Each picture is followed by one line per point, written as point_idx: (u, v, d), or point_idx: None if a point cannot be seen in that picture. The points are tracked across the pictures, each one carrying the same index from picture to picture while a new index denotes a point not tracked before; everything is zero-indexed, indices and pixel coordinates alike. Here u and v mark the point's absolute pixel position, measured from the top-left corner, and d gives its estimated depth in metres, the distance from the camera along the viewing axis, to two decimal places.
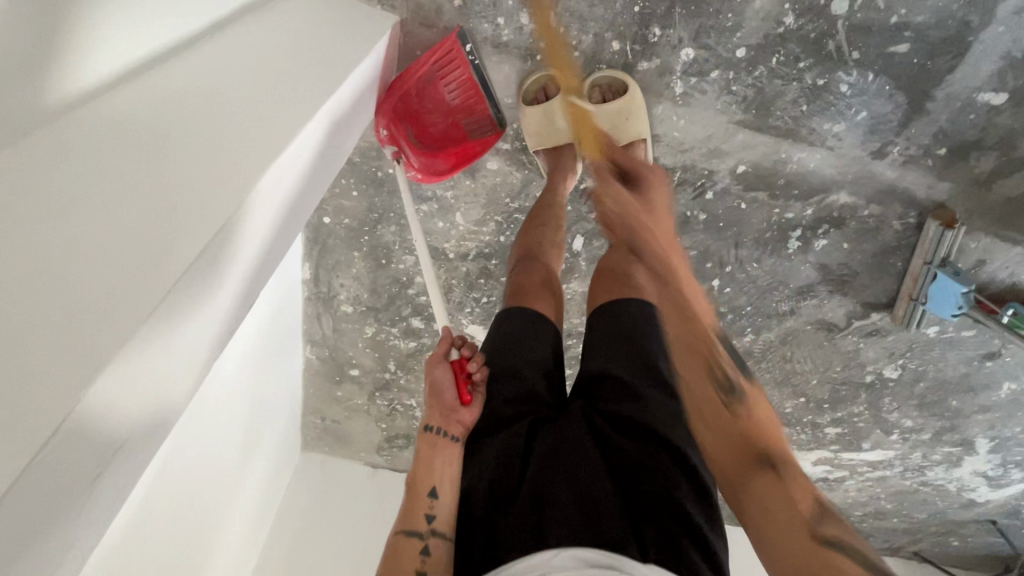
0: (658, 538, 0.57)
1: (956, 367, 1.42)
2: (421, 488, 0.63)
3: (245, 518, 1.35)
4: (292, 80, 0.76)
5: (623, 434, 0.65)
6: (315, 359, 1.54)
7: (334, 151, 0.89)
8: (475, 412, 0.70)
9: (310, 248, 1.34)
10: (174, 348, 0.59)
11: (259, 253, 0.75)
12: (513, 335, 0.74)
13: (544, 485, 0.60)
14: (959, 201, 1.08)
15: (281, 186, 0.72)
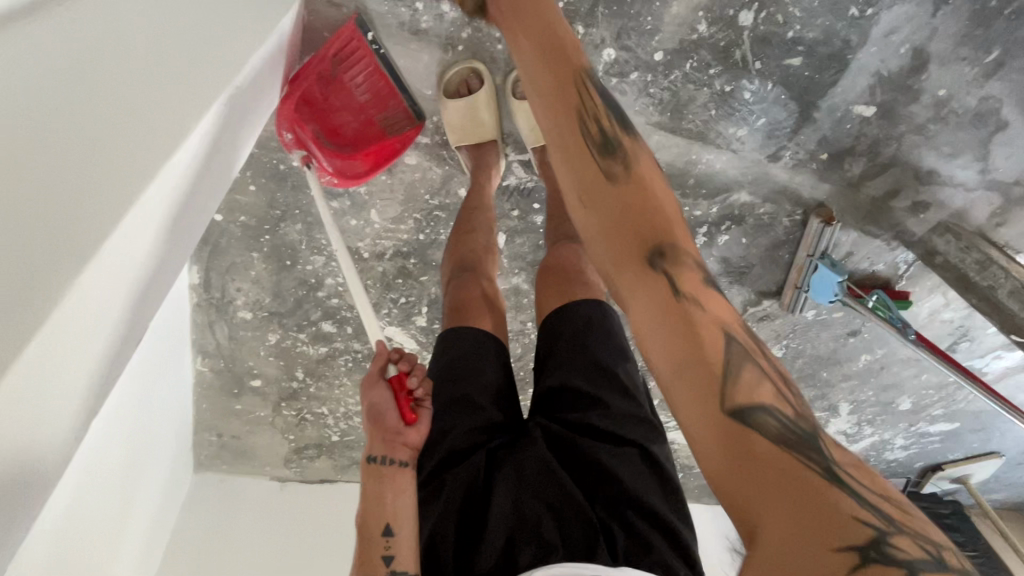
0: (627, 538, 0.56)
1: (828, 344, 1.62)
2: (373, 528, 0.56)
3: (128, 568, 1.16)
4: (178, 59, 0.62)
5: (586, 436, 0.62)
6: (208, 372, 1.37)
7: (231, 149, 0.75)
8: (423, 430, 0.62)
9: (199, 248, 1.18)
10: (57, 386, 0.49)
11: (144, 280, 0.61)
12: (459, 359, 0.68)
13: (512, 510, 0.58)
14: (835, 201, 1.21)
15: (167, 198, 0.59)
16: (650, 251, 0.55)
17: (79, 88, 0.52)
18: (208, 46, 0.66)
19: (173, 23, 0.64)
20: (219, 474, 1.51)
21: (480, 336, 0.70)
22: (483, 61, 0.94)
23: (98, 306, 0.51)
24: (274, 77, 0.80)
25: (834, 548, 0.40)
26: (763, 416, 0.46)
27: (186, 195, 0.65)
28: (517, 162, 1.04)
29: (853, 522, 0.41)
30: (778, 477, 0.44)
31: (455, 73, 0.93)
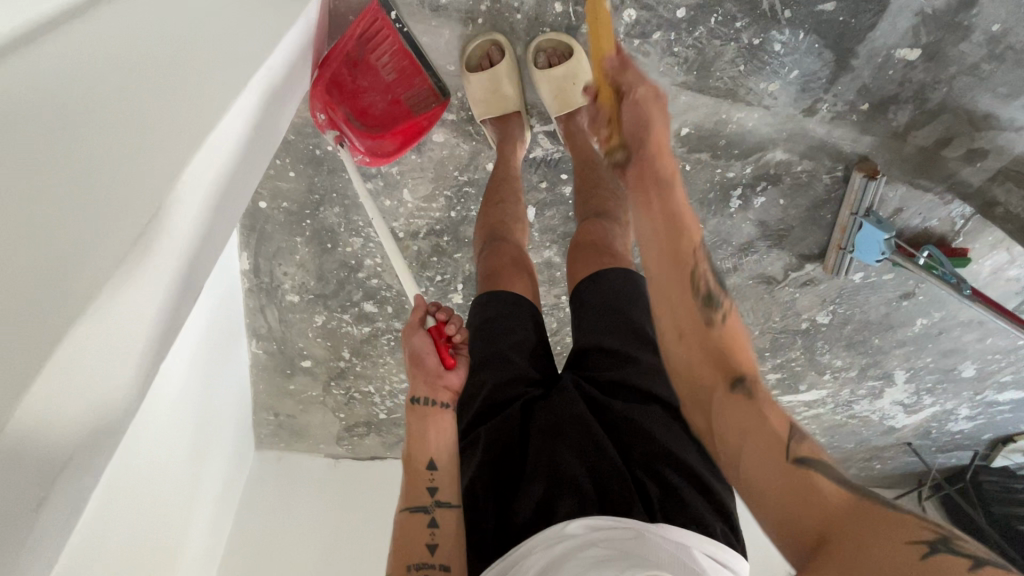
0: (661, 493, 0.57)
1: (878, 308, 1.55)
2: (419, 461, 0.61)
3: (200, 531, 1.27)
4: (210, 53, 0.64)
5: (619, 397, 0.64)
6: (263, 353, 1.46)
7: (261, 145, 0.76)
8: (461, 375, 0.66)
9: (247, 235, 1.24)
10: (126, 341, 0.53)
11: (196, 246, 0.64)
12: (491, 320, 0.70)
13: (546, 463, 0.60)
14: (879, 154, 1.16)
15: (204, 183, 0.60)
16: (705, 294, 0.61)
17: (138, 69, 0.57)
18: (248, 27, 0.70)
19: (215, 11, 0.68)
20: (279, 451, 1.61)
21: (511, 300, 0.72)
22: (504, 33, 0.94)
23: (137, 285, 0.52)
24: (302, 58, 0.83)
25: (908, 540, 0.42)
26: (827, 468, 0.50)
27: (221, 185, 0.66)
28: (543, 134, 1.05)
29: (920, 528, 0.43)
30: (826, 503, 0.47)
31: (476, 47, 0.94)
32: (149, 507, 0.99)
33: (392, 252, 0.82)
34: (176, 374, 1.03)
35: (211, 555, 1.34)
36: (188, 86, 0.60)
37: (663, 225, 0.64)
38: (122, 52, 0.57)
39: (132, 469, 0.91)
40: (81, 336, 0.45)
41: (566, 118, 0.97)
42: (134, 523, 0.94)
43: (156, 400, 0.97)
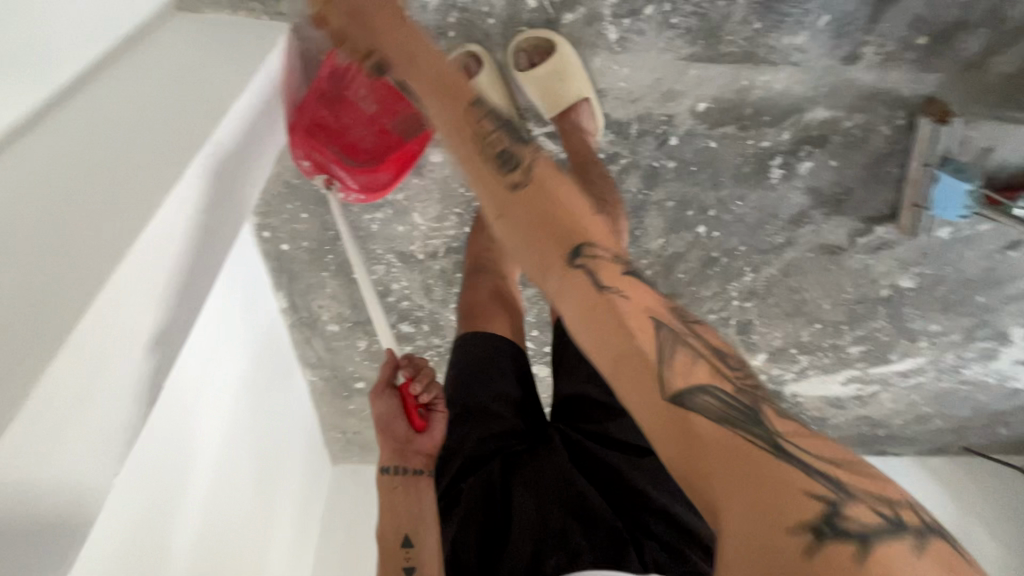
0: (657, 549, 0.57)
1: (977, 264, 1.33)
2: (393, 540, 0.60)
3: (276, 563, 1.30)
4: (156, 124, 0.59)
5: (608, 446, 0.63)
6: (318, 380, 1.52)
7: (231, 203, 0.69)
8: (433, 435, 0.67)
9: (277, 277, 1.27)
10: (79, 435, 0.47)
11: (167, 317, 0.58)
12: (473, 361, 0.68)
13: (534, 520, 0.57)
14: (948, 91, 0.99)
15: (160, 263, 0.55)
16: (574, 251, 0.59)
17: (93, 157, 0.55)
18: (214, 82, 0.66)
19: (177, 76, 0.66)
20: (352, 467, 1.69)
21: (492, 341, 0.70)
22: (479, 41, 0.89)
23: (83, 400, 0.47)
24: (272, 105, 0.77)
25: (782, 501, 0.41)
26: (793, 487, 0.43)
27: (185, 257, 0.60)
28: (543, 136, 0.97)
29: (898, 554, 0.40)
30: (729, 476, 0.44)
31: None
32: (209, 536, 1.02)
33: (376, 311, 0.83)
34: (228, 401, 1.07)
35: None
36: (141, 159, 0.56)
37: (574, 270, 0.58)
38: (72, 156, 0.55)
39: (185, 495, 0.93)
40: (13, 444, 0.40)
41: (560, 117, 0.91)
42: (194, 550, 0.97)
43: (209, 429, 1.01)
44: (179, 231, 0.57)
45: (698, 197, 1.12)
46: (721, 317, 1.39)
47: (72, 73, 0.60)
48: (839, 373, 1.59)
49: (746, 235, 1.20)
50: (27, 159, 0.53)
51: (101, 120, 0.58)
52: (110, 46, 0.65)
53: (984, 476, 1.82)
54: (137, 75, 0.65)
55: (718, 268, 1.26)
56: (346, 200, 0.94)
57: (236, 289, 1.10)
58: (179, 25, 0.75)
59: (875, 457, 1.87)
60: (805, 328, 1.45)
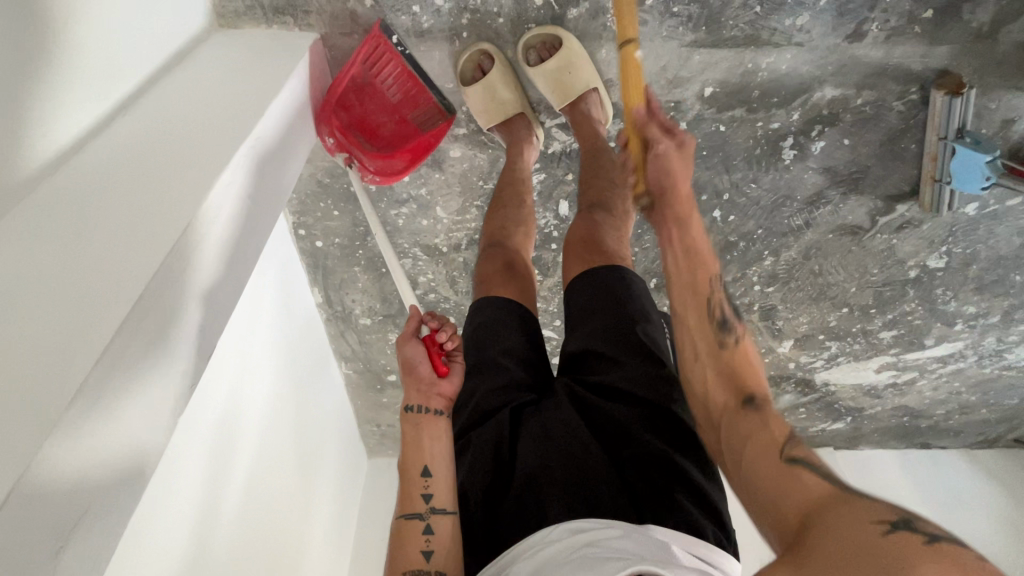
0: (650, 495, 0.61)
1: (1011, 241, 1.29)
2: (413, 469, 0.64)
3: (319, 546, 1.37)
4: (202, 126, 0.68)
5: (610, 400, 0.68)
6: (353, 373, 1.60)
7: (270, 196, 0.76)
8: (455, 382, 0.70)
9: (313, 273, 1.36)
10: (148, 397, 0.53)
11: (217, 298, 0.64)
12: (484, 324, 0.75)
13: (539, 468, 0.63)
14: (961, 63, 0.99)
15: (209, 246, 0.61)
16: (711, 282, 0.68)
17: (146, 159, 0.62)
18: (251, 93, 0.74)
19: (216, 86, 0.74)
20: (388, 457, 1.76)
21: (504, 305, 0.76)
22: (490, 40, 0.94)
23: (151, 355, 0.53)
24: (304, 110, 0.85)
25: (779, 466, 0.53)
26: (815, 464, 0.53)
27: (231, 244, 0.67)
28: (556, 127, 1.03)
29: (871, 523, 0.44)
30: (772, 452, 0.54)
31: (466, 60, 0.94)
32: (253, 509, 1.09)
33: (392, 261, 0.89)
34: (268, 384, 1.15)
35: (336, 560, 1.47)
36: (190, 158, 0.63)
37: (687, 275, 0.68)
38: (130, 157, 0.62)
39: (230, 473, 1.01)
40: (92, 398, 0.46)
41: (571, 107, 0.96)
42: (241, 523, 1.04)
43: (251, 409, 1.08)
44: (227, 214, 0.64)
45: (711, 181, 1.15)
46: (743, 303, 1.41)
47: (127, 87, 0.68)
48: (871, 359, 1.57)
49: (763, 217, 1.21)
50: (92, 162, 0.61)
51: (152, 129, 0.66)
52: (159, 63, 0.74)
53: None
54: (181, 89, 0.73)
55: (736, 252, 1.28)
56: (362, 181, 0.98)
57: (272, 281, 1.18)
58: (216, 42, 0.83)
59: (917, 447, 1.82)
60: (832, 312, 1.44)
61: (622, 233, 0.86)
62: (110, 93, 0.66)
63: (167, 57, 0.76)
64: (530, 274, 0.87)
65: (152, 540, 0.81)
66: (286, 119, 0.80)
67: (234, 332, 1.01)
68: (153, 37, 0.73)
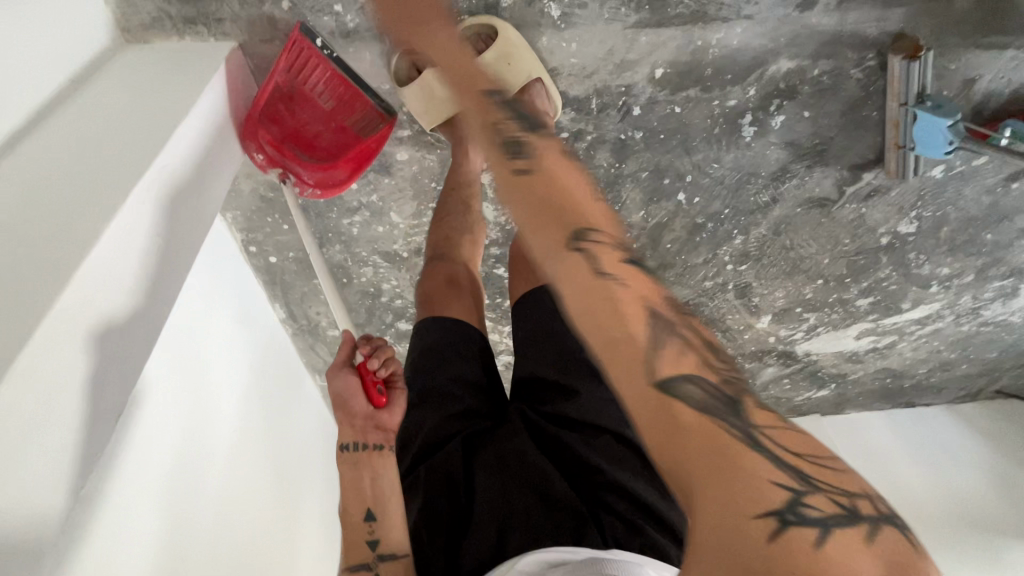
0: (616, 521, 0.59)
1: (980, 201, 1.26)
2: (357, 513, 0.61)
3: (311, 563, 1.33)
4: (103, 158, 0.62)
5: (564, 426, 0.65)
6: (329, 385, 1.55)
7: (189, 226, 0.71)
8: (394, 411, 0.67)
9: (272, 289, 1.31)
10: (46, 464, 0.49)
11: (124, 341, 0.59)
12: (430, 347, 0.72)
13: (498, 500, 0.61)
14: (917, 25, 0.95)
15: (111, 289, 0.57)
16: (573, 234, 0.55)
17: (36, 201, 0.58)
18: (159, 115, 0.68)
19: (118, 112, 0.68)
20: None
21: (450, 323, 0.73)
22: None
23: (48, 419, 0.49)
24: (224, 126, 0.80)
25: (755, 514, 0.41)
26: (727, 415, 0.46)
27: (141, 282, 0.62)
28: None
29: (817, 499, 0.43)
30: (747, 518, 0.41)
31: (399, 59, 0.89)
32: (233, 540, 1.05)
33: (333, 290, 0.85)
34: (232, 408, 1.11)
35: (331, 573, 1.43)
36: (85, 197, 0.58)
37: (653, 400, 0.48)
38: (18, 200, 0.57)
39: (197, 505, 0.96)
40: None
41: None
42: (218, 552, 1.01)
43: (215, 437, 1.04)
44: (130, 253, 0.60)
45: (672, 164, 1.11)
46: (718, 283, 1.38)
47: (16, 121, 0.62)
48: (850, 327, 1.56)
49: (729, 197, 1.18)
50: None
51: (42, 166, 0.61)
52: (55, 91, 0.68)
53: (1018, 417, 1.77)
54: (78, 116, 0.67)
55: (706, 233, 1.25)
56: (301, 195, 0.94)
57: (226, 302, 1.13)
58: (122, 60, 0.77)
59: (902, 408, 1.84)
60: (808, 285, 1.42)
61: None
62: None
63: (64, 83, 0.70)
64: (477, 292, 0.85)
65: None
66: (204, 140, 0.74)
67: (182, 361, 0.97)
68: (46, 63, 0.66)
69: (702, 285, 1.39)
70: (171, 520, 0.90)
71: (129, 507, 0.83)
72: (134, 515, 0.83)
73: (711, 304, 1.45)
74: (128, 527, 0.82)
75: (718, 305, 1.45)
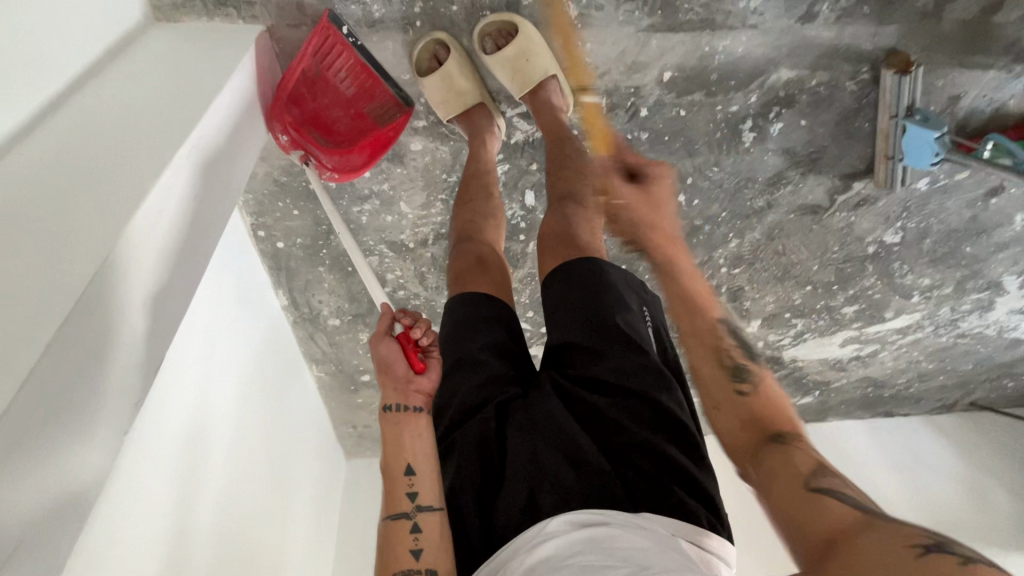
0: (642, 482, 0.62)
1: (961, 214, 1.33)
2: (396, 469, 0.62)
3: (300, 552, 1.33)
4: (141, 127, 0.64)
5: (594, 392, 0.68)
6: (325, 376, 1.56)
7: (218, 205, 0.73)
8: (432, 377, 0.68)
9: (276, 275, 1.31)
10: (86, 410, 0.51)
11: (159, 302, 0.61)
12: (461, 321, 0.74)
13: (528, 458, 0.63)
14: (908, 42, 1.02)
15: (151, 251, 0.59)
16: (774, 436, 0.62)
17: (80, 162, 0.59)
18: (196, 88, 0.71)
19: (156, 84, 0.70)
20: (366, 460, 1.73)
21: (473, 301, 0.76)
22: (445, 29, 0.92)
23: (89, 371, 0.50)
24: (253, 106, 0.82)
25: (907, 545, 0.45)
26: (840, 492, 0.53)
27: (175, 248, 0.64)
28: (517, 117, 1.02)
29: (911, 537, 0.46)
30: (893, 547, 0.45)
31: (422, 50, 0.92)
32: (226, 529, 1.05)
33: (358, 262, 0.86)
34: (235, 395, 1.11)
35: (319, 564, 1.43)
36: (128, 161, 0.60)
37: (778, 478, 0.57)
38: (63, 159, 0.59)
39: (199, 483, 0.97)
40: (22, 415, 0.44)
41: (531, 95, 0.95)
42: (216, 532, 1.01)
43: (218, 422, 1.05)
44: (165, 222, 0.61)
45: (675, 166, 1.15)
46: (712, 285, 1.43)
47: (58, 86, 0.64)
48: (836, 334, 1.61)
49: (727, 200, 1.22)
50: (21, 165, 0.58)
51: (85, 130, 0.62)
52: (93, 60, 0.70)
53: (991, 428, 1.84)
54: (116, 85, 0.69)
55: (703, 235, 1.29)
56: (320, 177, 0.95)
57: (233, 285, 1.14)
58: (154, 36, 0.79)
59: (882, 416, 1.90)
60: (797, 291, 1.47)
61: (596, 225, 0.86)
62: (40, 93, 0.62)
63: (101, 54, 0.72)
64: (506, 274, 0.86)
65: (113, 553, 0.77)
66: (234, 118, 0.77)
67: (191, 343, 0.98)
68: (86, 33, 0.69)
69: None
70: (175, 496, 0.91)
71: (135, 481, 0.83)
72: (138, 490, 0.83)
73: None
74: (136, 498, 0.83)
75: None
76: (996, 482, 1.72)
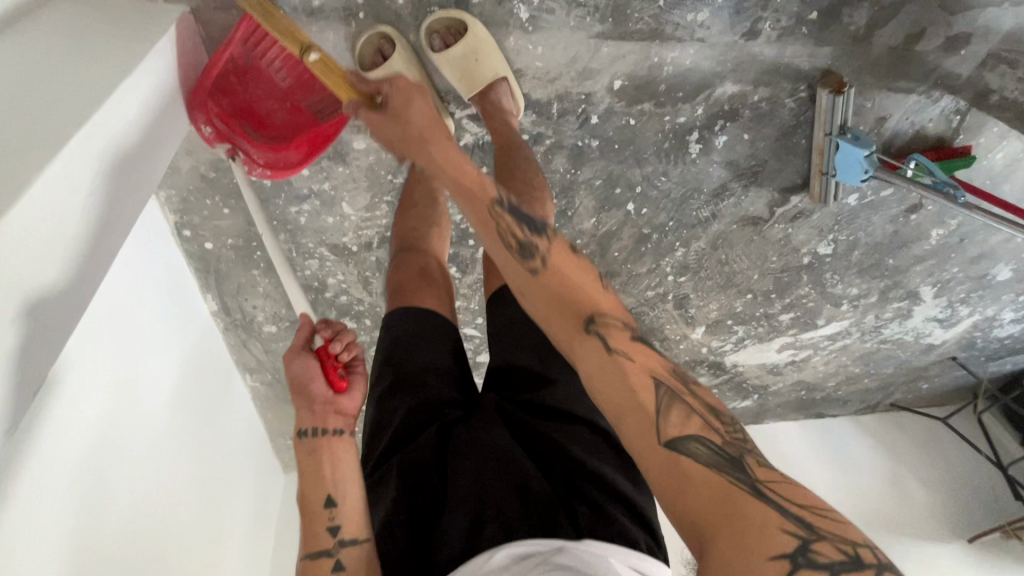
0: (586, 509, 0.58)
1: (884, 228, 1.41)
2: (316, 501, 0.58)
3: (232, 562, 1.25)
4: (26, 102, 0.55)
5: (540, 416, 0.67)
6: (260, 386, 1.45)
7: (122, 200, 0.65)
8: (354, 395, 0.64)
9: (204, 278, 1.21)
10: None
11: (46, 304, 0.53)
12: (403, 339, 0.72)
13: (472, 487, 0.60)
14: (841, 63, 1.06)
15: (41, 244, 0.51)
16: (589, 319, 0.60)
17: None
18: (103, 60, 0.62)
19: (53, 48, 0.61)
20: None
21: (417, 315, 0.74)
22: (390, 23, 0.88)
23: None
24: (170, 86, 0.74)
25: (771, 557, 0.45)
26: (694, 445, 0.52)
27: (71, 244, 0.56)
28: (467, 118, 0.99)
29: (783, 531, 0.46)
30: (770, 529, 0.46)
31: (365, 42, 0.88)
32: (149, 541, 0.96)
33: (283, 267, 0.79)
34: (150, 436, 0.99)
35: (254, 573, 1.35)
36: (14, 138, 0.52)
37: (653, 432, 0.53)
38: None
39: (116, 493, 0.89)
40: None
41: (481, 97, 0.93)
42: (136, 545, 0.93)
43: (134, 445, 0.95)
44: (41, 244, 0.51)
45: (624, 174, 1.16)
46: (659, 293, 1.44)
47: None
48: (774, 340, 1.68)
49: (674, 210, 1.24)
50: None
51: None
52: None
53: (908, 428, 1.97)
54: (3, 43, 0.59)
55: (651, 244, 1.30)
56: (250, 174, 0.90)
57: (153, 284, 1.04)
58: None
59: (814, 419, 1.99)
60: (738, 299, 1.51)
61: None
62: None
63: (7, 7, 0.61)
64: (450, 287, 0.83)
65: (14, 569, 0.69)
66: (150, 95, 0.69)
67: (103, 348, 0.89)
68: None
69: (644, 295, 1.44)
70: (87, 506, 0.83)
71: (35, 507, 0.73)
72: (30, 554, 0.72)
73: (651, 313, 1.50)
74: (41, 508, 0.74)
75: (657, 314, 1.50)
76: (913, 478, 1.85)
